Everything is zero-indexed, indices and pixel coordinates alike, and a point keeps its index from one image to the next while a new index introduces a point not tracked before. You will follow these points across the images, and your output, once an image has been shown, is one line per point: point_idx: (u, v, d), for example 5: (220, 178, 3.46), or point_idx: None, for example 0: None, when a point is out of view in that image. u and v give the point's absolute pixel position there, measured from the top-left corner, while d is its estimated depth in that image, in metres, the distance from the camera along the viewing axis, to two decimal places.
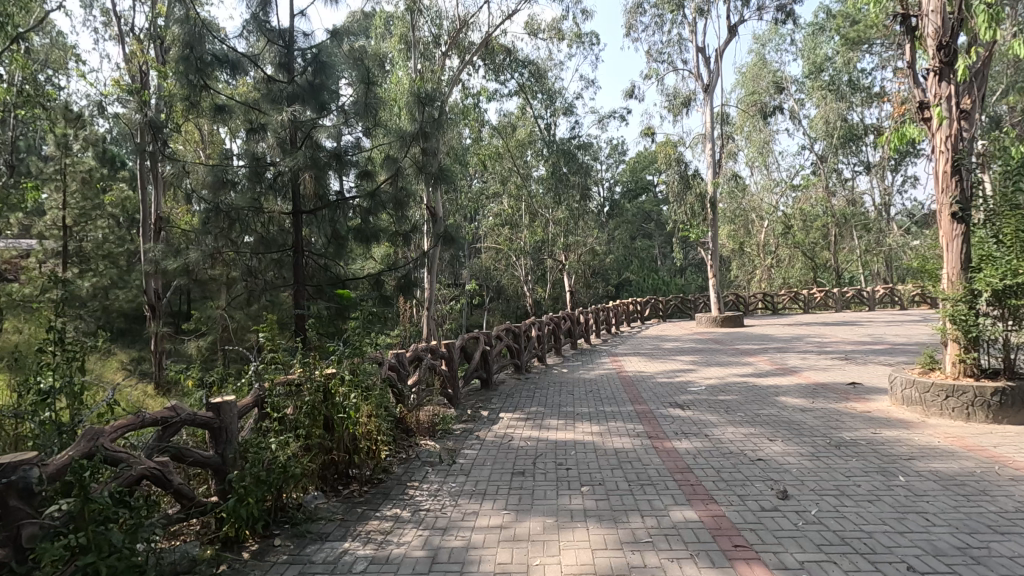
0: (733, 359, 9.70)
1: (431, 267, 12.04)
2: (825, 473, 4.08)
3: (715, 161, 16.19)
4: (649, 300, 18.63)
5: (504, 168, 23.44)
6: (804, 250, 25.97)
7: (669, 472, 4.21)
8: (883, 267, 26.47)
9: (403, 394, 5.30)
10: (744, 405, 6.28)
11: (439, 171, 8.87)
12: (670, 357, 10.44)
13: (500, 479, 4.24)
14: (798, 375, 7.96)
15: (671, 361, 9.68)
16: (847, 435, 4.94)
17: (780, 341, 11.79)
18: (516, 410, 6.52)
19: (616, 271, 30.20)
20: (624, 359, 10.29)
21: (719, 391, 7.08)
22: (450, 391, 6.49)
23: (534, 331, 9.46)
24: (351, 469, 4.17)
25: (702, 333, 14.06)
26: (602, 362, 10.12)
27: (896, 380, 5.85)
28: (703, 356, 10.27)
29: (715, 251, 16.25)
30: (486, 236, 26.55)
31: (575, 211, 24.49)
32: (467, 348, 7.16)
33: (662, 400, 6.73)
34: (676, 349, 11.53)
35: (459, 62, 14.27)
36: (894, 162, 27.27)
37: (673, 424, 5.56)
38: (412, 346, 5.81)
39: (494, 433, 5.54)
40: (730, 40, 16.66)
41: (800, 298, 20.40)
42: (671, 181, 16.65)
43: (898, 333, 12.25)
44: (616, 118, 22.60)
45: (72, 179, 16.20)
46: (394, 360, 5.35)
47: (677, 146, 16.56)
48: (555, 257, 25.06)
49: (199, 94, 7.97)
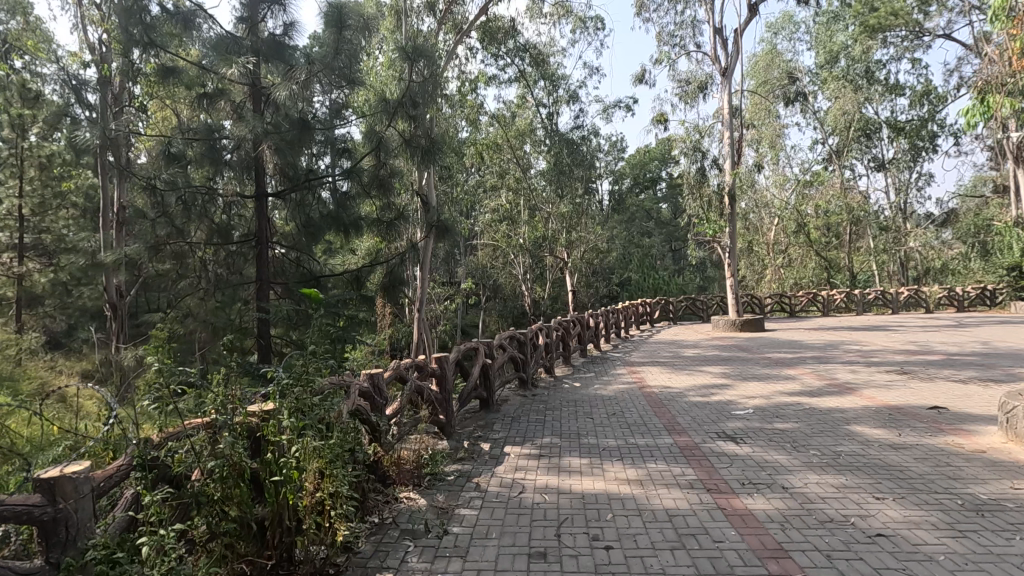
0: (771, 371, 8.40)
1: (422, 263, 10.68)
2: (992, 566, 2.77)
3: (734, 150, 14.90)
4: (658, 301, 17.36)
5: (502, 160, 22.10)
6: (817, 249, 24.75)
7: (760, 559, 2.89)
8: (898, 268, 25.26)
9: (378, 430, 4.01)
10: (812, 438, 4.98)
11: (430, 144, 7.40)
12: (695, 367, 9.15)
13: (512, 568, 2.90)
14: (858, 394, 6.66)
15: (698, 374, 8.39)
16: (981, 492, 3.64)
17: (815, 349, 10.50)
18: (525, 441, 5.21)
19: (619, 270, 28.92)
20: (643, 370, 8.96)
21: (772, 415, 5.79)
22: (441, 418, 5.16)
23: (541, 338, 8.15)
24: (294, 552, 2.84)
25: (722, 339, 12.74)
26: (618, 374, 8.82)
27: (1015, 412, 4.54)
28: (733, 367, 8.97)
29: (733, 248, 14.98)
30: (483, 232, 25.22)
31: (577, 206, 23.18)
32: (463, 363, 5.86)
33: (706, 429, 5.43)
34: (698, 358, 10.24)
35: (455, 39, 12.91)
36: (910, 158, 26.11)
37: (734, 470, 4.25)
38: (393, 364, 4.51)
39: (499, 479, 4.23)
40: (751, 20, 15.29)
41: (818, 300, 18.97)
42: (686, 173, 15.36)
43: (945, 341, 10.93)
44: (622, 108, 21.32)
45: (29, 165, 14.58)
46: (366, 384, 4.06)
47: (694, 134, 15.21)
48: (555, 254, 23.75)
49: (143, 53, 6.63)
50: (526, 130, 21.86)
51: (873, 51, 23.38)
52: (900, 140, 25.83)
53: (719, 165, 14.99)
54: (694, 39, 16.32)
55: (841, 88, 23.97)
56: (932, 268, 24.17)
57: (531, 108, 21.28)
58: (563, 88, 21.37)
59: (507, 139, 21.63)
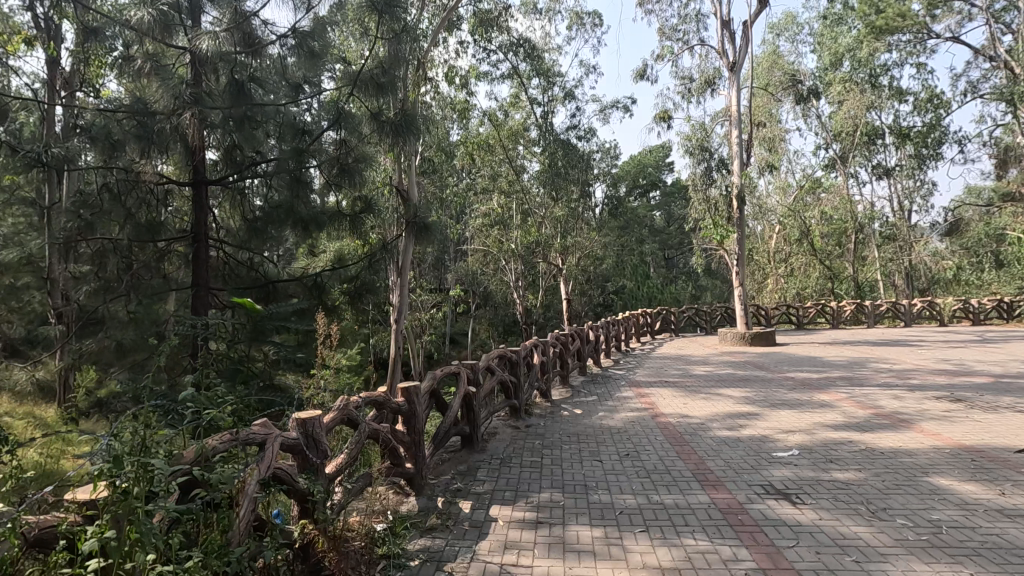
0: (800, 396, 7.28)
1: (401, 265, 9.43)
2: None
3: (743, 149, 13.86)
4: (659, 311, 16.28)
5: (494, 160, 21.04)
6: (820, 258, 23.80)
7: None
8: (903, 278, 24.40)
9: (309, 504, 2.85)
10: (891, 497, 3.83)
11: (402, 120, 6.03)
12: (712, 389, 8.03)
13: None
14: (917, 429, 5.55)
15: (718, 399, 7.24)
16: None
17: (840, 368, 9.40)
18: (518, 498, 4.01)
19: (615, 278, 27.88)
20: (652, 393, 7.80)
21: (824, 459, 4.66)
22: (408, 470, 3.96)
23: (536, 356, 6.95)
24: None
25: (732, 354, 11.64)
26: (624, 397, 7.66)
27: None
28: (755, 390, 7.85)
29: (741, 255, 13.89)
30: (474, 237, 24.07)
31: (572, 210, 22.08)
32: (441, 393, 4.64)
33: (748, 480, 4.26)
34: (712, 378, 9.09)
35: (443, 22, 11.81)
36: (915, 164, 25.30)
37: (805, 553, 3.07)
38: (338, 402, 3.31)
39: (481, 567, 3.03)
40: (760, 11, 14.34)
41: (826, 311, 17.94)
42: (692, 173, 14.28)
43: (982, 360, 9.86)
44: (620, 108, 20.43)
45: None
46: (293, 438, 2.88)
47: (702, 130, 14.09)
48: (549, 260, 22.66)
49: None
50: (519, 130, 20.83)
51: (878, 54, 22.65)
52: (905, 145, 25.07)
53: (726, 166, 13.99)
54: (699, 32, 15.39)
55: (845, 90, 23.19)
56: (939, 278, 23.30)
57: (525, 106, 20.30)
58: (559, 85, 20.34)
59: (499, 138, 20.54)
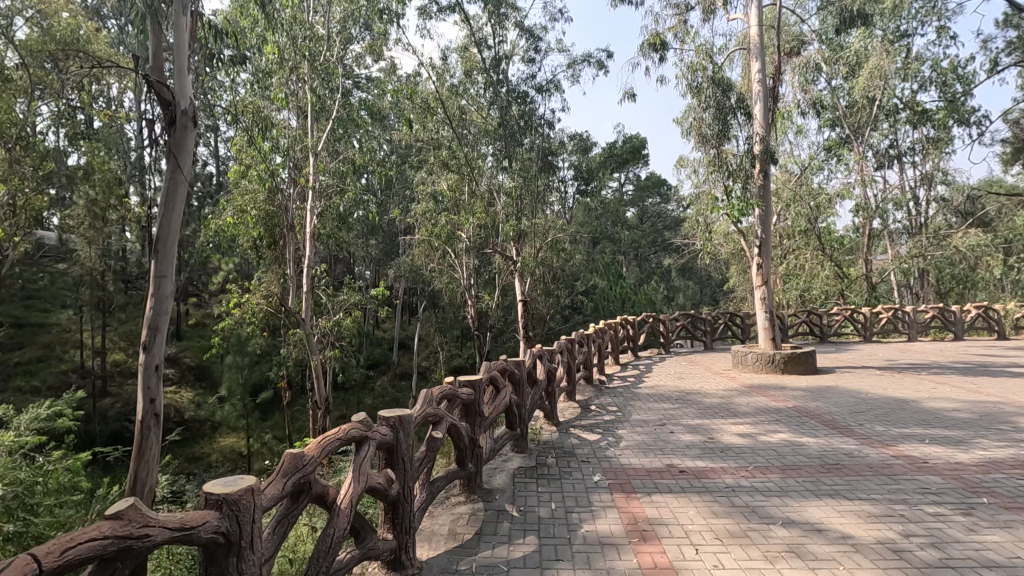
0: (1023, 551, 2.98)
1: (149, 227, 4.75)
2: None
3: (768, 91, 9.85)
4: (644, 320, 12.10)
5: (433, 123, 16.52)
6: (828, 253, 19.99)
7: None
8: (921, 280, 20.67)
9: None
10: None
11: None
12: (788, 507, 3.67)
13: None
14: None
15: (834, 565, 2.89)
16: None
17: (986, 433, 5.18)
18: None
19: (586, 276, 23.58)
20: (664, 527, 3.40)
21: None
22: None
23: (349, 488, 2.38)
24: None
25: (764, 392, 7.40)
26: (604, 540, 3.24)
27: None
28: (886, 512, 3.55)
29: (765, 240, 9.72)
30: (416, 224, 19.26)
31: (535, 189, 17.62)
32: None
33: None
34: (768, 457, 4.77)
35: None
36: (935, 148, 21.62)
37: None
38: None
39: None
40: None
41: (855, 320, 13.96)
42: (697, 121, 9.99)
43: None
44: (592, 62, 16.33)
45: None
46: None
47: (712, 57, 9.74)
48: (503, 251, 17.96)
49: None
50: (463, 85, 16.54)
51: (900, 6, 18.92)
52: (922, 124, 21.44)
53: (747, 111, 9.80)
54: None
55: (862, 51, 19.45)
56: (968, 278, 19.52)
57: (475, 50, 15.81)
58: (519, 22, 15.71)
59: (440, 95, 16.11)
